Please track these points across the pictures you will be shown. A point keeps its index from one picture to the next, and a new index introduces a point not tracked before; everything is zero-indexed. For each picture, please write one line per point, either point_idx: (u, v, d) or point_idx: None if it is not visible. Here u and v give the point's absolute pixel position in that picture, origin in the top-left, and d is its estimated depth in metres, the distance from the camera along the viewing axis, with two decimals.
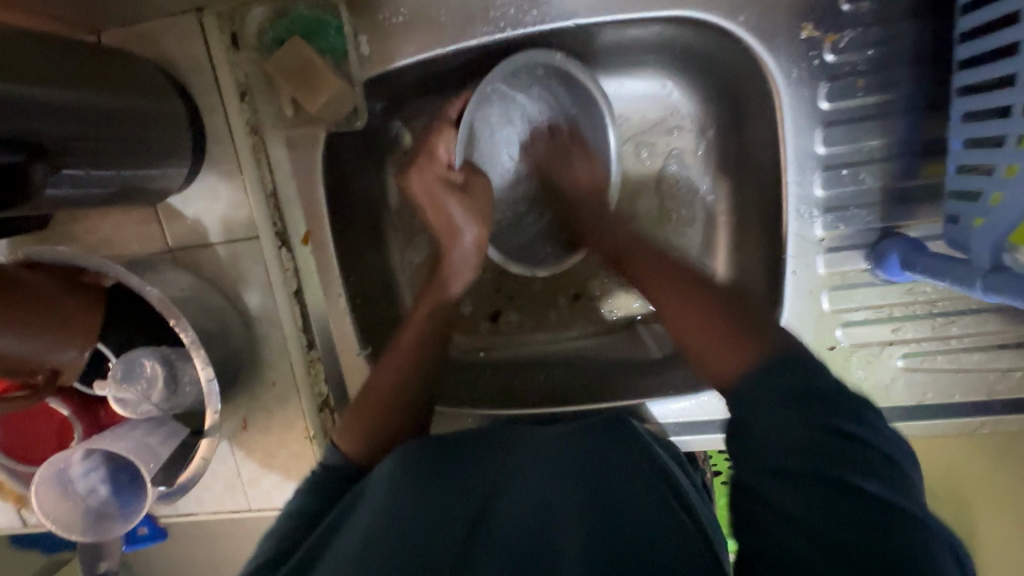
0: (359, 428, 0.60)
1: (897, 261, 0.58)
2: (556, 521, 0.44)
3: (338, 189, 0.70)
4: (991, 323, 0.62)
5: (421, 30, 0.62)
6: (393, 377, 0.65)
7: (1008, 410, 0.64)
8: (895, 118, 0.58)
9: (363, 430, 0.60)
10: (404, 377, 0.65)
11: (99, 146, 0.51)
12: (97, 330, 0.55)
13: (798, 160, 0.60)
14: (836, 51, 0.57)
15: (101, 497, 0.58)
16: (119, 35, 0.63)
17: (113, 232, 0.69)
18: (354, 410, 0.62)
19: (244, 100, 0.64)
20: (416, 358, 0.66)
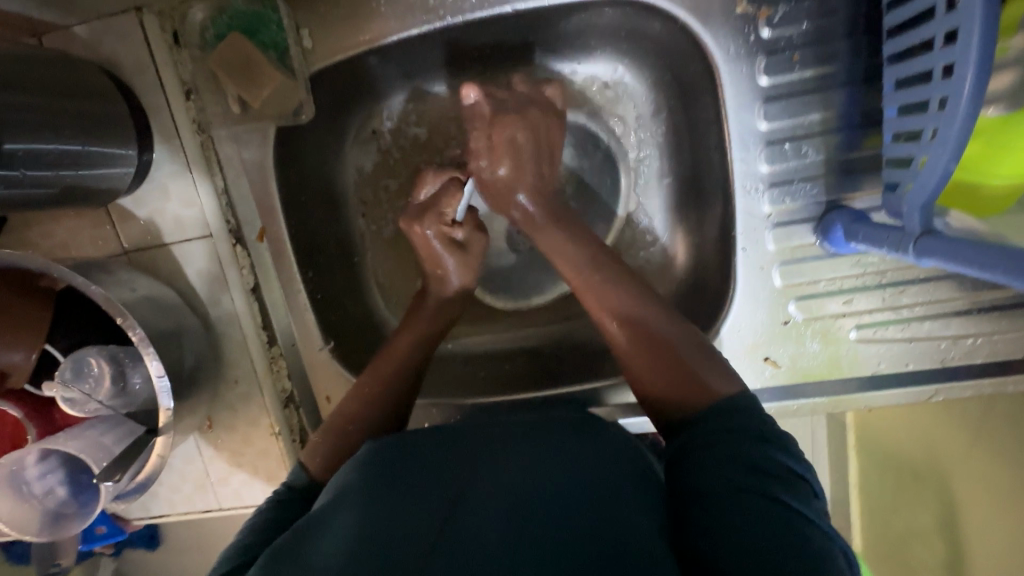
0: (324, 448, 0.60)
1: (841, 232, 0.59)
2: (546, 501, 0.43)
3: (290, 184, 0.70)
4: (941, 291, 0.62)
5: (362, 22, 0.63)
6: (361, 402, 0.63)
7: (960, 376, 0.64)
8: (834, 91, 0.58)
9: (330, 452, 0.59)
10: (374, 406, 0.62)
11: (35, 147, 0.51)
12: (45, 329, 0.55)
13: (741, 138, 0.61)
14: (771, 26, 0.58)
15: (60, 498, 0.58)
16: (58, 37, 0.62)
17: (65, 236, 0.69)
18: (324, 434, 0.61)
19: (190, 99, 0.64)
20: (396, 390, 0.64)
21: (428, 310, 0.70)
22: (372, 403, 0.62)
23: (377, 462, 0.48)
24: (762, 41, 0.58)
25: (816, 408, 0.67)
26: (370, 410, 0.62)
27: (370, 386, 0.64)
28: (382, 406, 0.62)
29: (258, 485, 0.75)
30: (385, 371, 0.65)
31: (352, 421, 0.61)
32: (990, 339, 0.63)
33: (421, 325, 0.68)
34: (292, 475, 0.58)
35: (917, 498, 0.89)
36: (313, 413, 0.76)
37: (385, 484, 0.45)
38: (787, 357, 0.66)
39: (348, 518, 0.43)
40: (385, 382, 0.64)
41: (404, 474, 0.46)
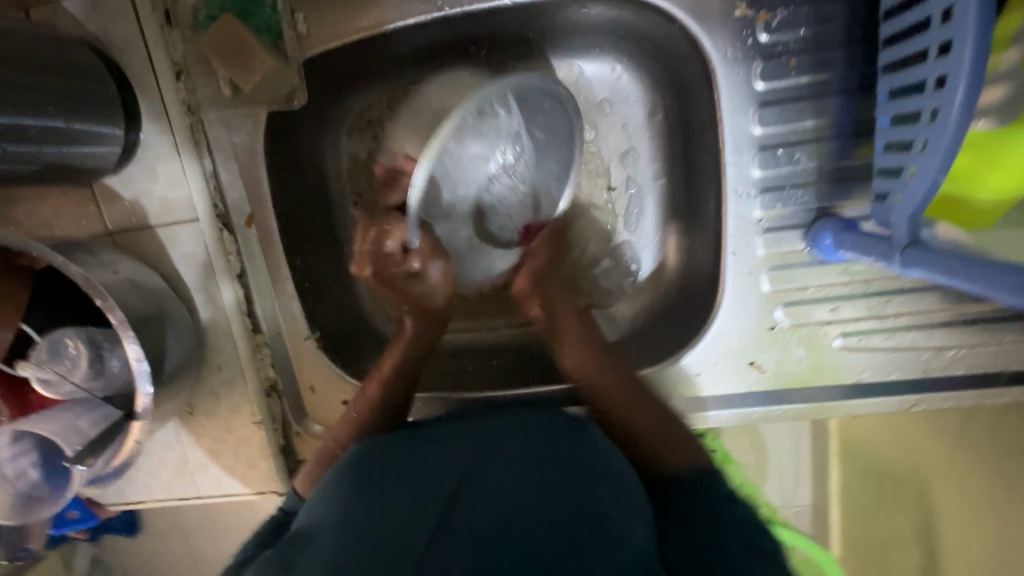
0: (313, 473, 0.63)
1: (830, 240, 0.59)
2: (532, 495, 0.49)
3: (280, 169, 0.69)
4: (926, 301, 0.63)
5: (357, 10, 0.62)
6: (350, 429, 0.64)
7: (941, 386, 0.65)
8: (829, 98, 0.59)
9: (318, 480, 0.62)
10: (357, 434, 0.64)
11: (15, 122, 0.50)
12: (20, 310, 0.54)
13: (734, 142, 0.61)
14: (769, 31, 0.57)
15: (33, 480, 0.57)
16: (46, 11, 0.61)
17: (48, 215, 0.67)
18: (316, 460, 0.64)
19: (180, 79, 0.63)
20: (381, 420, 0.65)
21: (410, 330, 0.69)
22: (353, 428, 0.65)
23: (369, 461, 0.52)
24: (759, 46, 0.58)
25: (799, 413, 0.67)
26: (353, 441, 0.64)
27: (357, 411, 0.65)
28: (360, 434, 0.64)
29: (238, 474, 0.74)
30: (364, 401, 0.66)
31: (340, 448, 0.64)
32: (972, 350, 0.63)
33: (404, 354, 0.68)
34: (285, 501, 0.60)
35: (898, 506, 0.90)
36: (296, 402, 0.76)
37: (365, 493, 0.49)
38: (772, 362, 0.66)
39: (353, 499, 0.48)
40: (366, 403, 0.65)
41: (383, 481, 0.50)
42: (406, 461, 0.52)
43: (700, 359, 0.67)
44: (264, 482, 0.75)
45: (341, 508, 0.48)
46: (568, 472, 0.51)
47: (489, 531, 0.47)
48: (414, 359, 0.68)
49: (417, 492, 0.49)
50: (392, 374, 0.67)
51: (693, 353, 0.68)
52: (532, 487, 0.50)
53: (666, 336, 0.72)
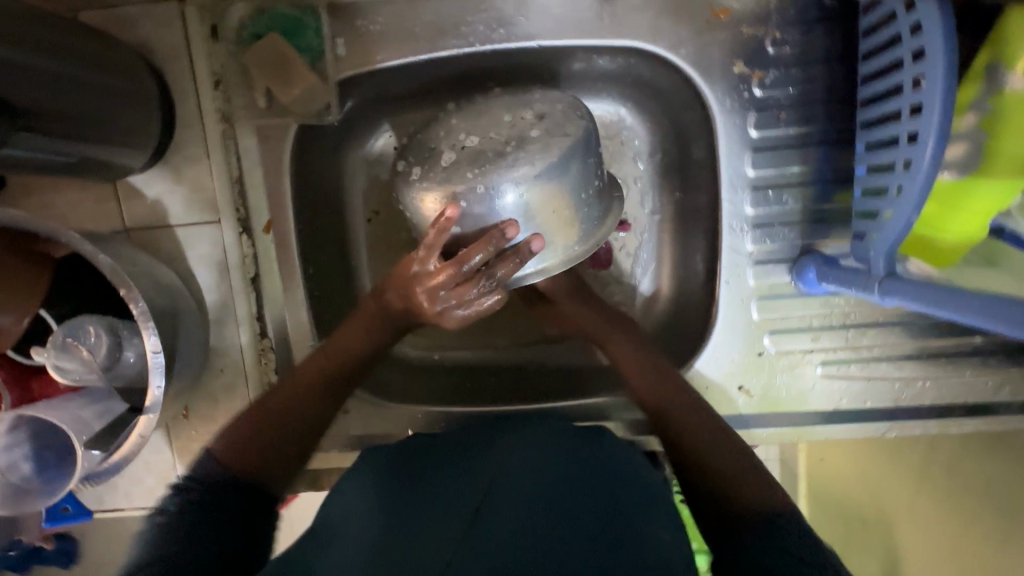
0: (241, 433, 0.57)
1: (813, 273, 0.65)
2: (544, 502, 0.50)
3: (302, 179, 0.72)
4: (896, 335, 0.69)
5: (393, 38, 0.67)
6: (288, 392, 0.61)
7: (911, 415, 0.71)
8: (812, 148, 0.66)
9: (242, 436, 0.57)
10: (308, 399, 0.61)
11: (64, 111, 0.52)
12: (39, 296, 0.54)
13: (731, 182, 0.68)
14: (763, 86, 0.65)
15: (24, 474, 0.55)
16: (93, 15, 0.64)
17: (64, 208, 0.68)
18: (241, 415, 0.59)
19: (218, 88, 0.67)
20: (324, 390, 0.62)
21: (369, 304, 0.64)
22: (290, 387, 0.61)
23: (380, 487, 0.54)
24: (753, 99, 0.65)
25: (783, 436, 0.71)
26: (298, 407, 0.60)
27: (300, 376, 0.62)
28: (297, 400, 0.61)
29: None
30: (315, 367, 0.62)
31: (279, 407, 0.60)
32: (936, 383, 0.70)
33: (357, 330, 0.63)
34: (196, 463, 0.56)
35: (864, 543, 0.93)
36: None
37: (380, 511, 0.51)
38: (759, 387, 0.71)
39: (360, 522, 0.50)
40: (305, 369, 0.62)
41: (399, 506, 0.51)
42: (429, 477, 0.55)
43: (693, 381, 0.71)
44: None
45: (365, 507, 0.52)
46: (589, 481, 0.53)
47: (506, 526, 0.47)
48: (381, 330, 0.64)
49: (438, 497, 0.51)
50: (353, 347, 0.63)
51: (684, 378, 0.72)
52: (542, 493, 0.51)
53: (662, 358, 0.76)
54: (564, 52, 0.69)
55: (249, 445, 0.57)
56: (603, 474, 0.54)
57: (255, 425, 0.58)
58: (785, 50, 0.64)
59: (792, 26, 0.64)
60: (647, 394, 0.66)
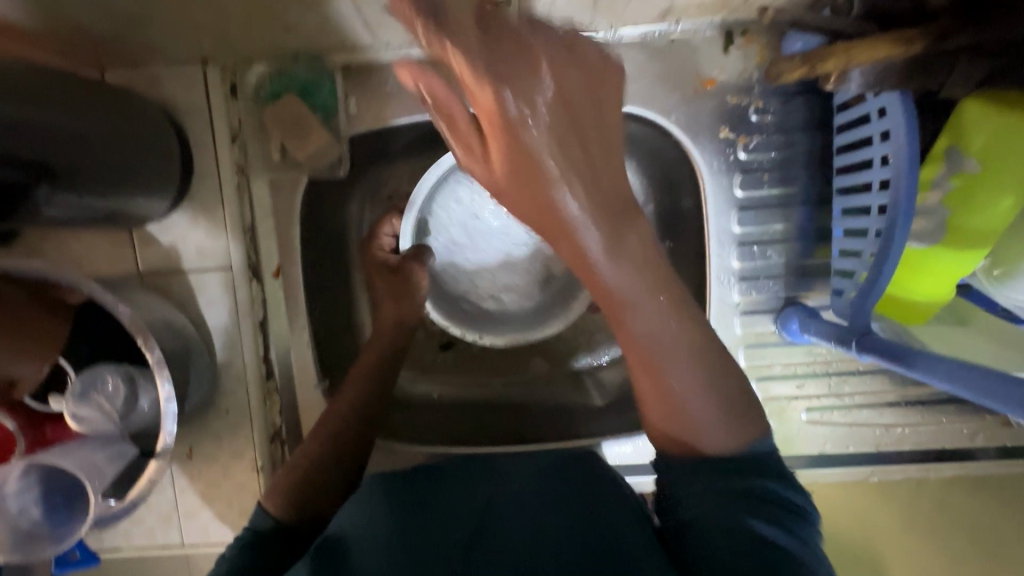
0: (286, 489, 0.62)
1: (796, 324, 0.69)
2: (551, 521, 0.50)
3: (311, 226, 0.75)
4: (875, 382, 0.73)
5: (402, 98, 0.71)
6: (320, 453, 0.65)
7: (891, 459, 0.74)
8: (794, 208, 0.71)
9: (287, 491, 0.61)
10: (334, 462, 0.65)
11: (94, 171, 0.55)
12: (58, 343, 0.57)
13: (718, 237, 0.72)
14: (748, 150, 0.70)
15: (34, 519, 0.56)
16: (120, 74, 0.68)
17: (81, 253, 0.70)
18: (284, 472, 0.63)
19: (235, 143, 0.70)
20: (348, 434, 0.67)
21: (378, 336, 0.73)
22: (327, 432, 0.67)
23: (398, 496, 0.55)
24: (739, 161, 0.70)
25: None
26: (326, 461, 0.65)
27: (326, 423, 0.68)
28: (331, 444, 0.66)
29: (228, 522, 0.74)
30: (333, 422, 0.68)
31: (308, 460, 0.64)
32: (914, 428, 0.73)
33: (367, 364, 0.72)
34: (255, 518, 0.60)
35: None
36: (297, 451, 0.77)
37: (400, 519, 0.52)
38: None
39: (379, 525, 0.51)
40: (337, 413, 0.68)
41: (418, 514, 0.52)
42: (424, 501, 0.54)
43: None
44: None
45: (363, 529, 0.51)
46: (573, 502, 0.53)
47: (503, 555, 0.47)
48: (381, 368, 0.72)
49: (435, 524, 0.51)
50: (362, 391, 0.70)
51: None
52: (549, 509, 0.52)
53: None
54: None
55: (297, 494, 0.61)
56: (588, 492, 0.54)
57: (301, 482, 0.62)
58: (767, 118, 0.69)
59: (773, 97, 0.69)
60: (593, 215, 0.43)
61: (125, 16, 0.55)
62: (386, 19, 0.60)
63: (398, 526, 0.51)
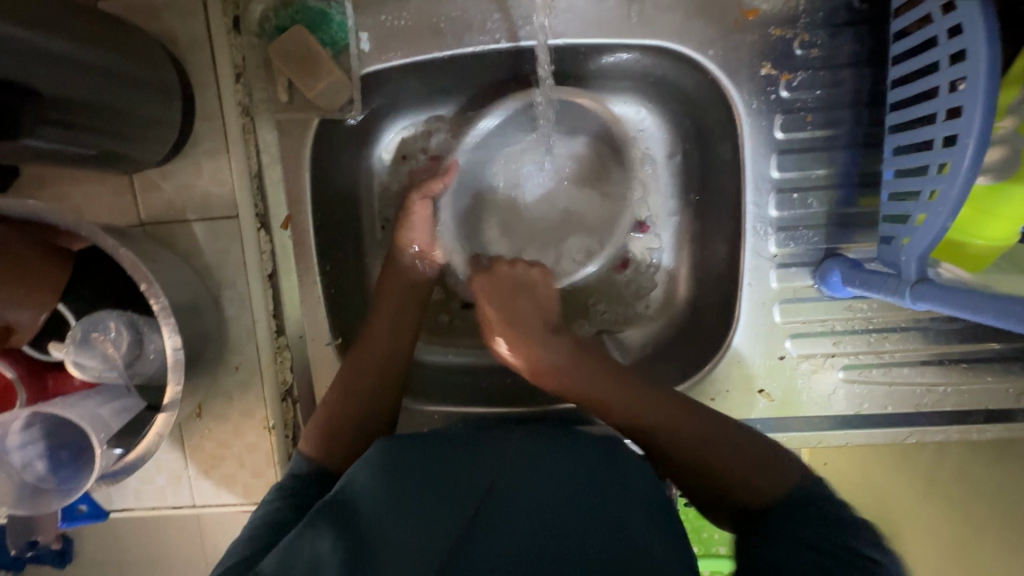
0: (318, 427, 0.64)
1: (837, 278, 0.65)
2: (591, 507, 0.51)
3: (322, 174, 0.71)
4: (917, 340, 0.69)
5: (418, 33, 0.66)
6: (351, 383, 0.67)
7: (933, 421, 0.70)
8: (838, 151, 0.66)
9: (319, 436, 0.64)
10: (370, 409, 0.67)
11: (89, 103, 0.51)
12: (58, 291, 0.53)
13: (756, 185, 0.67)
14: (790, 88, 0.65)
15: (39, 472, 0.54)
16: (115, 4, 0.63)
17: (79, 199, 0.66)
18: (318, 414, 0.66)
19: (239, 82, 0.66)
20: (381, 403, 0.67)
21: (395, 281, 0.74)
22: (366, 372, 0.68)
23: (421, 455, 0.55)
24: (781, 101, 0.65)
25: (804, 441, 0.71)
26: (350, 401, 0.66)
27: (358, 365, 0.68)
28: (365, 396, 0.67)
29: (241, 482, 0.72)
30: (362, 361, 0.68)
31: (342, 400, 0.66)
32: (957, 388, 0.70)
33: (392, 309, 0.72)
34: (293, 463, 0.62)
35: None
36: (310, 410, 0.74)
37: (418, 481, 0.51)
38: (780, 391, 0.70)
39: (389, 483, 0.51)
40: (369, 351, 0.69)
41: (436, 478, 0.52)
42: (419, 456, 0.54)
43: (715, 383, 0.71)
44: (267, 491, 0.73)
45: (387, 472, 0.52)
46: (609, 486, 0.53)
47: (508, 537, 0.48)
48: (405, 313, 0.73)
49: (451, 483, 0.52)
50: (385, 337, 0.70)
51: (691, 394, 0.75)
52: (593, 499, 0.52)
53: (681, 360, 0.75)
54: (588, 49, 0.68)
55: (335, 434, 0.64)
56: (624, 485, 0.54)
57: (331, 425, 0.65)
58: (813, 52, 0.64)
59: (821, 29, 0.63)
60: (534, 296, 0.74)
61: None
62: None
63: (415, 493, 0.50)
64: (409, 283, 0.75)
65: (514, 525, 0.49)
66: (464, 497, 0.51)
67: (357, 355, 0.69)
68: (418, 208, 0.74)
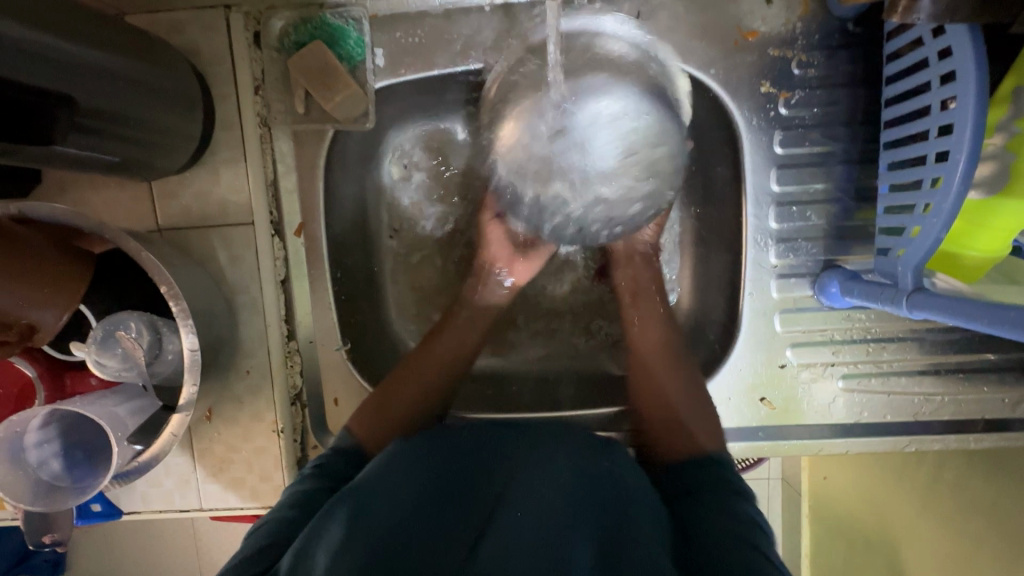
0: (368, 413, 0.67)
1: (836, 288, 0.66)
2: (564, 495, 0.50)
3: (335, 184, 0.73)
4: (914, 350, 0.71)
5: (430, 49, 0.69)
6: (434, 385, 0.71)
7: (931, 430, 0.72)
8: (834, 167, 0.68)
9: (375, 425, 0.66)
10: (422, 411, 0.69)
11: (117, 111, 0.53)
12: (80, 293, 0.54)
13: (756, 197, 0.69)
14: (789, 105, 0.67)
15: (55, 471, 0.55)
16: (140, 18, 0.65)
17: (98, 205, 0.68)
18: (380, 404, 0.68)
19: (258, 94, 0.68)
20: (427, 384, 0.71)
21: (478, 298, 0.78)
22: (437, 373, 0.72)
23: (442, 459, 0.55)
24: (779, 118, 0.68)
25: (805, 450, 0.72)
26: (416, 404, 0.69)
27: (432, 367, 0.72)
28: (424, 399, 0.71)
29: (248, 485, 0.72)
30: (435, 360, 0.72)
31: (414, 398, 0.70)
32: (954, 397, 0.71)
33: (473, 321, 0.76)
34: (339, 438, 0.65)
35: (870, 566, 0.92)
36: (319, 415, 0.75)
37: (435, 483, 0.52)
38: (781, 399, 0.72)
39: (406, 482, 0.52)
40: (440, 352, 0.73)
41: (454, 484, 0.52)
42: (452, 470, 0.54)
43: (717, 392, 0.72)
44: (274, 495, 0.73)
45: (408, 472, 0.53)
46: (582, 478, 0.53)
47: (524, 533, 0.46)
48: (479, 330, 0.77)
49: (468, 491, 0.52)
50: (460, 350, 0.74)
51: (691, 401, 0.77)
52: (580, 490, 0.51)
53: None
54: (596, 66, 0.71)
55: (386, 425, 0.67)
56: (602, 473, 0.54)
57: (379, 412, 0.67)
58: (810, 72, 0.67)
59: (817, 50, 0.66)
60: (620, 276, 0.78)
61: None
62: None
63: (429, 494, 0.51)
64: (486, 293, 0.78)
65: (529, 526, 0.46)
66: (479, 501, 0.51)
67: (429, 353, 0.73)
68: (491, 229, 0.79)
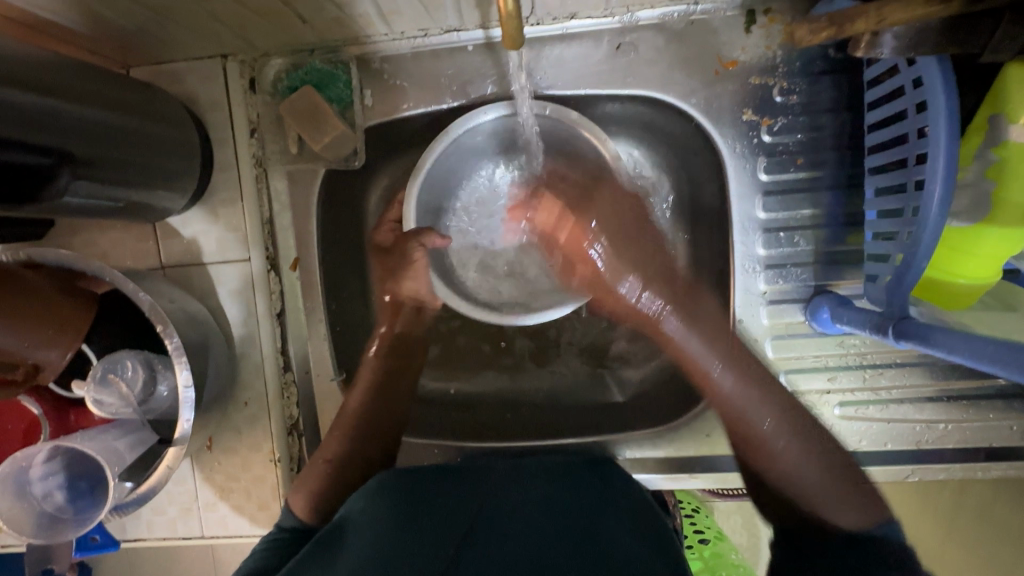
0: (309, 489, 0.67)
1: (827, 313, 0.65)
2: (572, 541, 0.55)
3: (328, 219, 0.76)
4: (914, 376, 0.69)
5: (416, 88, 0.71)
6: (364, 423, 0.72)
7: (936, 459, 0.69)
8: (822, 192, 0.68)
9: (310, 493, 0.67)
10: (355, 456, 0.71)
11: (117, 164, 0.56)
12: (82, 334, 0.57)
13: (742, 224, 0.69)
14: (772, 132, 0.67)
15: (58, 503, 0.57)
16: (144, 71, 0.70)
17: (106, 245, 0.72)
18: (317, 466, 0.69)
19: (254, 136, 0.71)
20: (333, 447, 0.70)
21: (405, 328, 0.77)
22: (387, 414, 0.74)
23: (409, 490, 0.61)
24: (762, 145, 0.68)
25: None
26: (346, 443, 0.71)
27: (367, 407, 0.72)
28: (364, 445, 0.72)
29: (247, 514, 0.74)
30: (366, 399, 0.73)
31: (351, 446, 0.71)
32: (958, 424, 0.69)
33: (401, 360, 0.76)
34: (282, 516, 0.65)
35: None
36: (315, 443, 0.77)
37: (403, 515, 0.57)
38: None
39: (376, 517, 0.57)
40: (387, 398, 0.74)
41: (422, 508, 0.58)
42: (394, 511, 0.57)
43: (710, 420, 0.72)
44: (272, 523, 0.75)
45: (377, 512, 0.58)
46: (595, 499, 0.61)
47: (491, 562, 0.52)
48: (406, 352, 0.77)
49: (435, 515, 0.58)
50: (397, 389, 0.75)
51: (687, 427, 0.75)
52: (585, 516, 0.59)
53: (676, 395, 0.76)
54: (581, 99, 0.71)
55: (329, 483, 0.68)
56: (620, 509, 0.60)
57: (323, 478, 0.68)
58: (792, 99, 0.67)
59: (799, 77, 0.66)
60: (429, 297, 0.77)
61: (148, 8, 0.56)
62: (400, 7, 0.61)
63: (399, 522, 0.56)
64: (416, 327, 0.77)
65: (498, 560, 0.53)
66: (445, 522, 0.57)
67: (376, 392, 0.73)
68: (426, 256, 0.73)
